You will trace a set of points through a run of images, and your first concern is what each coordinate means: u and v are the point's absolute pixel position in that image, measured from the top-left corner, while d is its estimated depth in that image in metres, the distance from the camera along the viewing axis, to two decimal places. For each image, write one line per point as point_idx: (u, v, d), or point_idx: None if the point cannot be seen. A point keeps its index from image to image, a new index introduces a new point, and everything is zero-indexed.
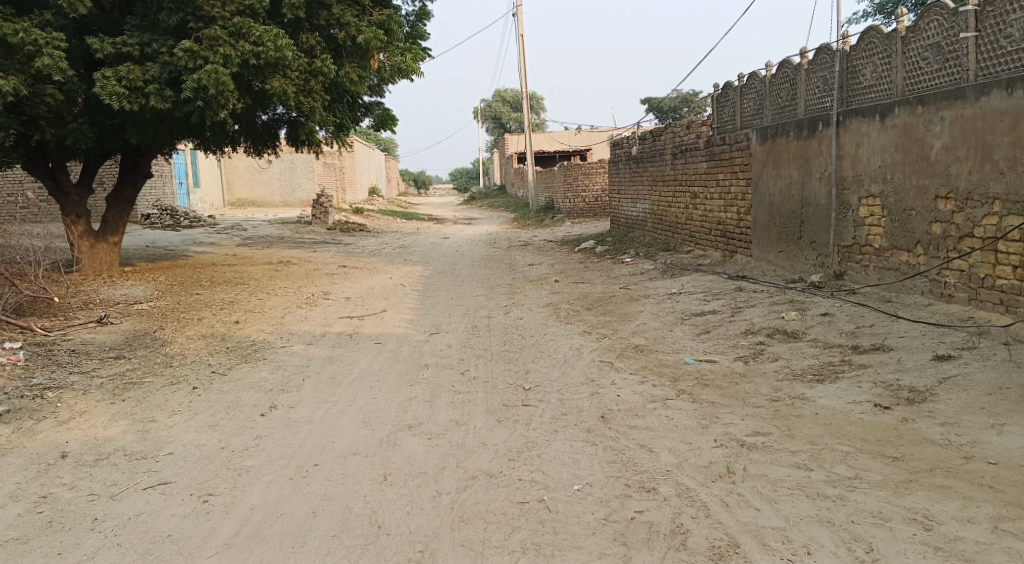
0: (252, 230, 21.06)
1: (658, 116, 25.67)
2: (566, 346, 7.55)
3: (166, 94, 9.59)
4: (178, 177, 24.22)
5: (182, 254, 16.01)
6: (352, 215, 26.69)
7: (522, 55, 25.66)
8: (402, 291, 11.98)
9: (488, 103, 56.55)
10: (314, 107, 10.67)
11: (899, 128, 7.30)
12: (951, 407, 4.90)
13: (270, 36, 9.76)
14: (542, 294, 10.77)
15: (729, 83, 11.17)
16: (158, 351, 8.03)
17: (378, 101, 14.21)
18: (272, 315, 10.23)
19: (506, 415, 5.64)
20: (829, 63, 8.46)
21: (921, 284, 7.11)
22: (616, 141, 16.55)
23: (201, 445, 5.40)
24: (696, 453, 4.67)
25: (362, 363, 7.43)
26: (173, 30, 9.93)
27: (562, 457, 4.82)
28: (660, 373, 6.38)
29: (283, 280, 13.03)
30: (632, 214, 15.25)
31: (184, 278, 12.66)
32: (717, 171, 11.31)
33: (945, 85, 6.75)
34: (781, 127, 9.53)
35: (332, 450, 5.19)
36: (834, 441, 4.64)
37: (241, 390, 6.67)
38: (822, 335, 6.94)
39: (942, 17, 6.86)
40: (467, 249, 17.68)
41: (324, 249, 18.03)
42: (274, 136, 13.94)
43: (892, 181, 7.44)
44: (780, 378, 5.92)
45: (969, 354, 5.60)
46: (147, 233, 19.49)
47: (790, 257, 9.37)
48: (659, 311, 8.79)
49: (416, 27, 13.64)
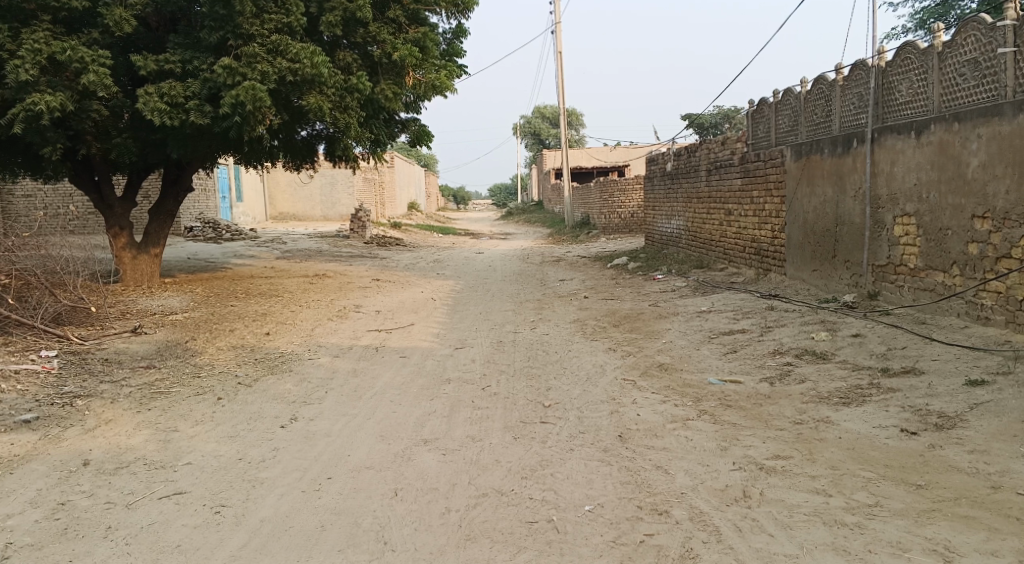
0: (291, 243, 21.36)
1: (696, 133, 25.51)
2: (590, 363, 7.48)
3: (205, 109, 9.78)
4: (222, 191, 24.69)
5: (220, 266, 16.27)
6: (390, 229, 26.90)
7: (560, 72, 25.73)
8: (432, 305, 12.03)
9: (528, 119, 56.70)
10: (350, 123, 10.76)
11: (935, 145, 7.14)
12: (981, 434, 4.74)
13: (307, 54, 9.86)
14: (571, 309, 10.72)
15: (763, 100, 11.05)
16: (188, 362, 8.15)
17: (415, 117, 14.34)
18: (302, 327, 10.33)
19: (523, 432, 5.60)
20: (865, 79, 8.32)
21: (957, 306, 6.92)
22: (651, 157, 16.46)
23: (219, 456, 5.45)
24: (713, 475, 4.58)
25: (385, 377, 7.45)
26: (213, 48, 10.15)
27: (576, 476, 4.76)
28: (683, 392, 6.29)
29: (316, 293, 13.16)
30: (667, 231, 15.13)
31: (220, 290, 12.85)
32: (752, 188, 11.17)
33: (983, 101, 6.59)
34: (815, 144, 9.38)
35: (346, 464, 5.20)
36: (856, 466, 4.51)
37: (264, 401, 6.73)
38: (852, 356, 6.78)
39: (980, 33, 6.70)
40: (500, 264, 17.70)
41: (359, 263, 18.20)
42: (312, 150, 14.13)
43: (928, 199, 7.27)
44: (805, 400, 5.79)
45: (1003, 379, 5.41)
46: (188, 245, 19.86)
47: (824, 276, 9.20)
48: (688, 328, 8.68)
49: (452, 44, 13.75)
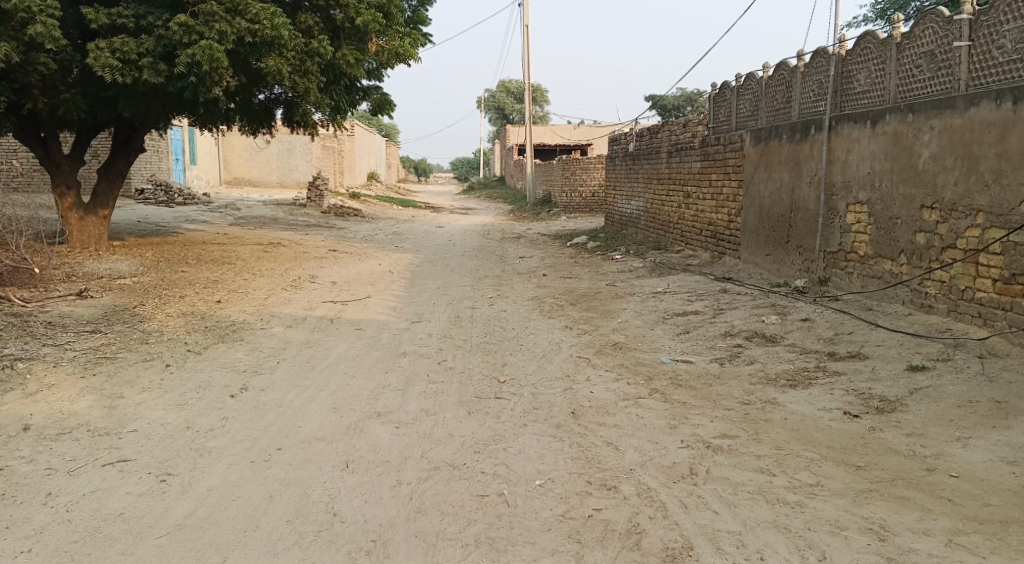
0: (246, 210, 20.98)
1: (659, 115, 25.65)
2: (546, 340, 7.53)
3: (160, 68, 9.52)
4: (175, 153, 24.13)
5: (172, 231, 15.93)
6: (347, 199, 26.58)
7: (526, 47, 25.61)
8: (390, 278, 11.95)
9: (492, 94, 56.30)
10: (310, 88, 10.57)
11: (889, 135, 7.28)
12: (919, 418, 4.89)
13: (267, 14, 9.70)
14: (529, 286, 10.76)
15: (726, 84, 11.12)
16: (136, 327, 8.00)
17: (376, 85, 14.15)
18: (255, 296, 10.20)
19: (477, 407, 5.62)
20: (825, 67, 8.43)
21: (903, 294, 7.09)
22: (613, 137, 16.51)
23: (166, 424, 5.38)
24: (662, 453, 4.66)
25: (338, 349, 7.41)
26: (169, 4, 9.86)
27: (528, 451, 4.80)
28: (636, 371, 6.37)
29: (271, 262, 12.97)
30: (627, 212, 15.21)
31: (171, 255, 12.61)
32: (711, 172, 11.28)
33: (937, 93, 6.73)
34: (774, 130, 9.50)
35: (297, 435, 5.17)
36: (800, 446, 4.63)
37: (214, 370, 6.65)
38: (800, 340, 6.93)
39: (937, 25, 6.82)
40: (460, 239, 17.64)
41: (316, 232, 17.99)
42: (270, 115, 13.88)
43: (880, 188, 7.42)
44: (753, 381, 5.91)
45: (943, 366, 5.58)
46: (139, 208, 19.41)
47: (776, 260, 9.36)
48: (643, 308, 8.76)
49: (417, 13, 13.59)
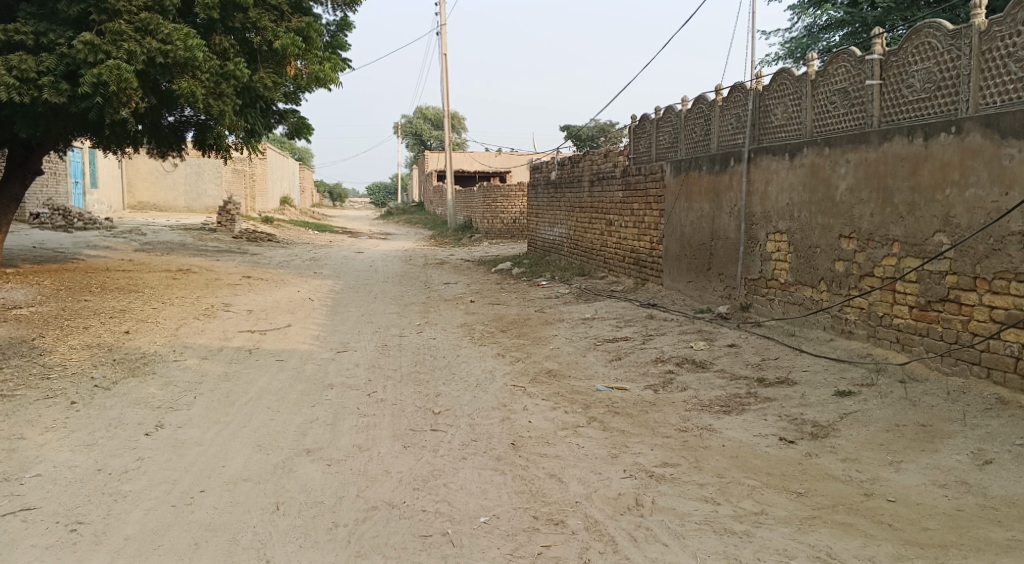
0: (152, 235, 20.14)
1: (576, 144, 26.07)
2: (478, 369, 7.42)
3: (62, 88, 9.07)
4: (74, 176, 23.05)
5: (72, 257, 15.12)
6: (260, 224, 25.89)
7: (445, 74, 25.67)
8: (310, 306, 11.62)
9: (409, 119, 56.08)
10: (225, 111, 10.18)
11: (807, 167, 7.52)
12: (851, 443, 4.99)
13: (180, 35, 9.36)
14: (456, 313, 10.64)
15: (645, 116, 11.34)
16: (35, 361, 7.49)
17: (294, 109, 13.86)
18: (166, 326, 9.73)
19: (412, 440, 5.46)
20: (742, 101, 8.68)
21: (823, 320, 7.29)
22: (534, 164, 16.61)
23: (75, 467, 5.02)
24: (606, 483, 4.61)
25: (260, 381, 7.11)
26: (72, 21, 9.41)
27: (469, 486, 4.67)
28: (572, 399, 6.32)
29: (182, 290, 12.44)
30: (549, 238, 15.29)
31: (72, 283, 11.95)
32: (633, 201, 11.45)
33: (852, 128, 6.99)
34: (694, 161, 9.72)
35: (221, 476, 4.90)
36: (740, 474, 4.66)
37: (126, 406, 6.27)
38: (728, 366, 7.04)
39: (850, 64, 7.09)
40: (381, 265, 17.37)
41: (228, 258, 17.41)
42: (181, 138, 13.40)
43: (799, 218, 7.65)
44: (688, 408, 5.94)
45: (868, 391, 5.74)
46: (35, 233, 18.38)
47: (699, 288, 9.53)
48: (572, 336, 8.76)
49: (336, 37, 13.40)
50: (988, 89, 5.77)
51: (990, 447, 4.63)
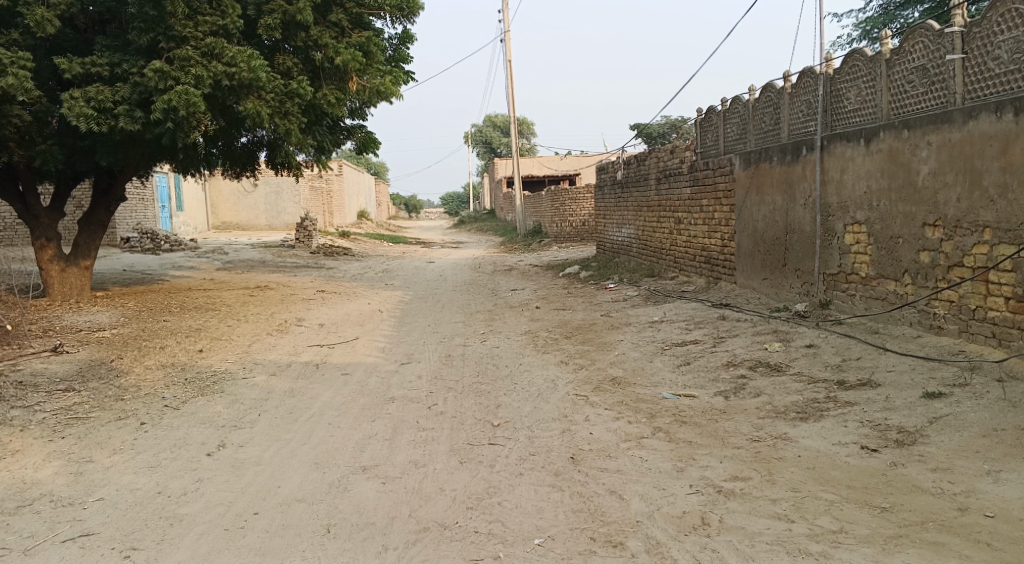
0: (233, 254, 20.65)
1: (645, 142, 25.58)
2: (541, 378, 7.19)
3: (135, 115, 9.26)
4: (160, 200, 23.86)
5: (157, 278, 15.57)
6: (335, 238, 26.28)
7: (510, 79, 25.60)
8: (378, 317, 11.61)
9: (479, 128, 56.43)
10: (290, 130, 10.24)
11: (885, 153, 7.04)
12: (942, 451, 4.56)
13: (244, 57, 9.41)
14: (523, 320, 10.44)
15: (712, 108, 10.92)
16: (112, 383, 7.63)
17: (360, 123, 13.92)
18: (239, 343, 9.84)
19: (469, 456, 5.27)
20: (813, 86, 8.22)
21: (909, 315, 6.79)
22: (600, 165, 16.27)
23: (136, 490, 5.01)
24: (670, 500, 4.32)
25: (323, 397, 7.06)
26: (143, 50, 9.64)
27: (524, 505, 4.45)
28: (637, 409, 6.03)
29: (256, 306, 12.63)
30: (618, 239, 14.95)
31: (153, 303, 12.26)
32: (702, 197, 11.04)
33: (932, 108, 6.50)
34: (764, 152, 9.27)
35: (276, 497, 4.81)
36: (817, 487, 4.29)
37: (192, 426, 6.28)
38: (807, 368, 6.62)
39: (928, 39, 6.60)
40: (450, 273, 17.33)
41: (304, 273, 17.70)
42: (252, 158, 13.62)
43: (878, 207, 7.16)
44: (761, 415, 5.57)
45: (960, 391, 5.26)
46: (124, 257, 19.06)
47: (774, 285, 9.08)
48: (640, 340, 8.44)
49: (398, 51, 13.42)
50: None
51: None
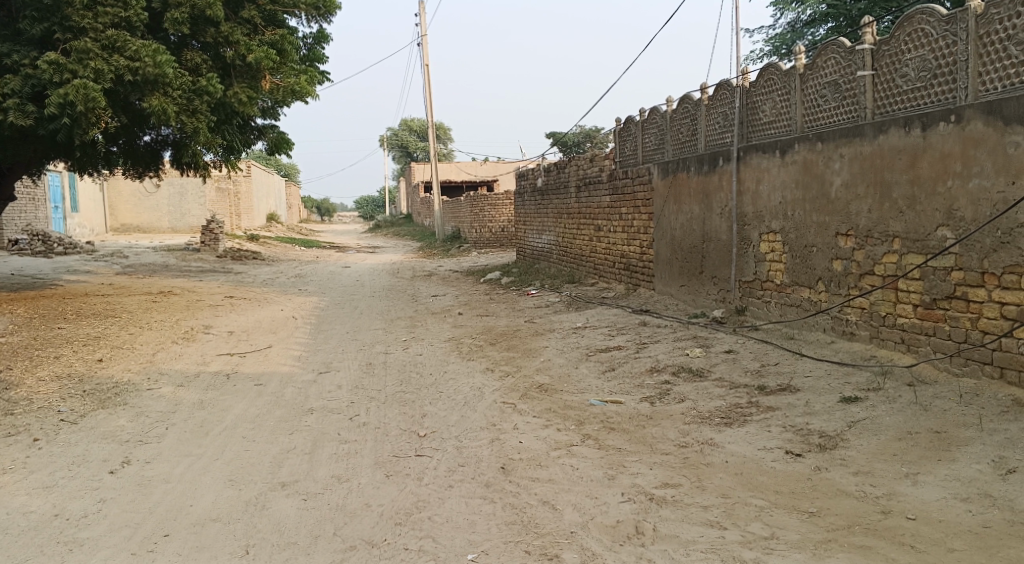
0: (134, 258, 19.72)
1: (562, 150, 25.83)
2: (466, 386, 7.09)
3: (28, 110, 8.69)
4: (53, 200, 22.62)
5: (50, 283, 14.71)
6: (244, 242, 25.46)
7: (427, 84, 25.42)
8: (293, 324, 11.27)
9: (394, 131, 55.77)
10: (199, 128, 9.81)
11: (799, 164, 7.24)
12: (862, 454, 4.69)
13: (148, 51, 8.98)
14: (444, 327, 10.30)
15: (630, 117, 11.06)
16: (1, 396, 7.11)
17: (273, 123, 13.51)
18: (142, 352, 9.36)
19: (396, 468, 5.12)
20: (729, 98, 8.41)
21: (822, 322, 7.00)
22: (520, 171, 16.28)
23: (30, 513, 4.65)
24: (603, 510, 4.30)
25: (237, 409, 6.76)
26: (37, 41, 9.09)
27: (455, 519, 4.34)
28: (565, 416, 6.00)
29: (160, 313, 12.06)
30: (538, 246, 14.97)
31: (46, 310, 11.55)
32: (621, 205, 11.16)
33: (844, 122, 6.72)
34: (682, 162, 9.43)
35: (187, 517, 4.55)
36: (746, 493, 4.35)
37: (92, 441, 5.90)
38: (727, 373, 6.73)
39: (840, 55, 6.82)
40: (367, 278, 17.01)
41: (211, 278, 17.06)
42: (158, 157, 13.04)
43: (793, 217, 7.36)
44: (687, 421, 5.62)
45: (875, 396, 5.43)
46: (13, 260, 17.94)
47: (691, 292, 9.24)
48: (564, 346, 8.44)
49: (313, 50, 13.09)
50: (987, 75, 5.51)
51: (1011, 455, 4.33)
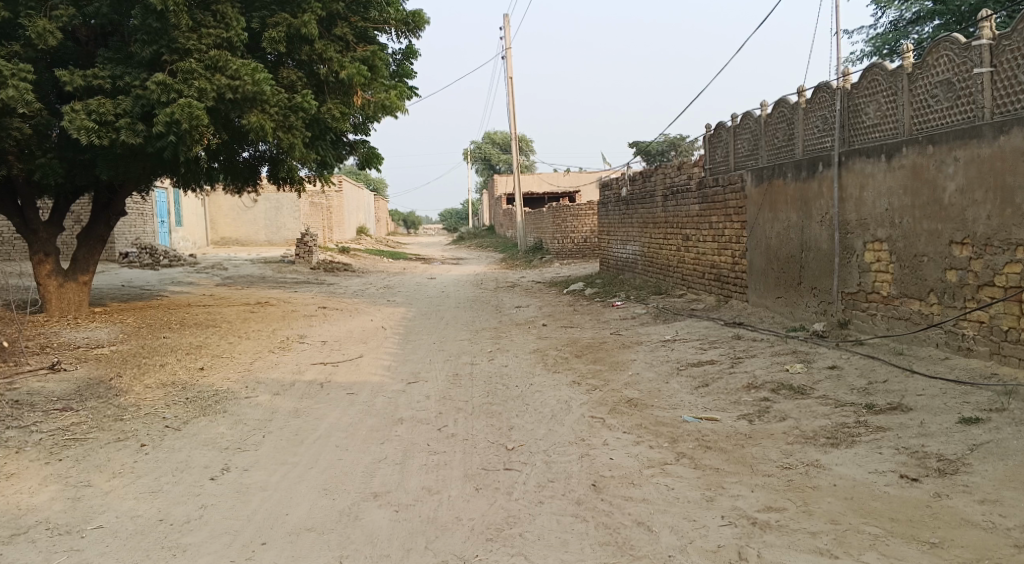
0: (232, 269, 20.41)
1: (646, 160, 25.55)
2: (554, 398, 6.96)
3: (138, 128, 9.05)
4: (160, 215, 23.67)
5: (155, 294, 15.33)
6: (336, 254, 26.09)
7: (512, 96, 25.53)
8: (382, 335, 11.39)
9: (478, 145, 56.31)
10: (294, 144, 10.03)
11: (908, 169, 6.84)
12: (988, 481, 4.34)
13: (247, 70, 9.24)
14: (530, 338, 10.21)
15: (721, 124, 10.77)
16: (110, 403, 7.38)
17: (363, 138, 13.73)
18: (240, 361, 9.59)
19: (486, 482, 5.03)
20: (829, 101, 8.04)
21: (935, 336, 6.58)
22: (604, 181, 16.08)
23: (136, 517, 4.75)
24: (702, 533, 4.13)
25: (330, 418, 6.81)
26: (146, 63, 9.43)
27: (548, 537, 4.22)
28: (657, 433, 5.79)
29: (257, 323, 12.39)
30: (623, 256, 14.75)
31: (153, 320, 12.00)
32: (711, 214, 10.85)
33: (959, 123, 6.31)
34: (777, 168, 9.08)
35: (283, 526, 4.56)
36: (858, 520, 4.11)
37: (193, 448, 6.03)
38: (832, 391, 6.37)
39: (953, 52, 6.43)
40: (452, 290, 17.12)
41: (304, 289, 17.49)
42: (254, 173, 13.42)
43: (901, 225, 6.95)
44: (790, 440, 5.33)
45: (999, 417, 5.03)
46: (123, 272, 18.80)
47: (789, 304, 8.86)
48: (654, 360, 8.20)
49: (402, 66, 13.27)
50: None
51: None
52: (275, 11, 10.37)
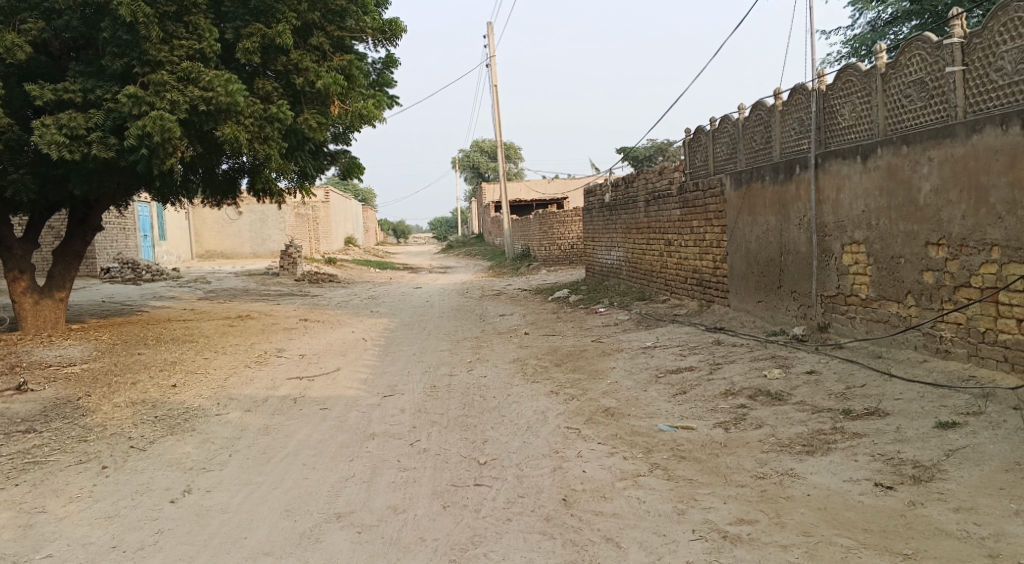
0: (216, 283, 20.22)
1: (631, 165, 25.58)
2: (530, 409, 6.83)
3: (110, 142, 8.89)
4: (143, 230, 23.46)
5: (136, 310, 15.14)
6: (321, 265, 25.92)
7: (496, 104, 25.50)
8: (362, 347, 11.23)
9: (466, 153, 56.22)
10: (271, 155, 9.83)
11: (883, 170, 6.75)
12: (964, 488, 4.25)
13: (221, 81, 9.05)
14: (510, 348, 10.07)
15: (700, 128, 10.69)
16: (76, 423, 7.20)
17: (343, 149, 13.60)
18: (214, 377, 9.41)
19: (453, 499, 4.89)
20: (805, 103, 7.96)
21: (913, 339, 6.48)
22: (587, 188, 15.99)
23: (88, 545, 4.59)
24: (671, 549, 4.02)
25: (300, 434, 6.65)
26: (118, 76, 9.26)
27: (512, 557, 4.10)
28: (632, 443, 5.67)
29: (236, 337, 12.20)
30: (607, 262, 14.63)
31: (129, 336, 11.80)
32: (691, 219, 10.76)
33: (932, 123, 6.23)
34: (755, 172, 8.99)
35: (241, 550, 4.41)
36: (831, 531, 4.01)
37: (157, 469, 5.87)
38: (810, 396, 6.26)
39: (925, 52, 6.35)
40: (437, 299, 16.99)
41: (287, 302, 17.34)
42: (234, 185, 13.26)
43: (877, 226, 6.86)
44: (765, 449, 5.22)
45: (976, 421, 4.92)
46: (103, 287, 18.57)
47: (770, 308, 8.74)
48: (633, 367, 8.08)
49: (381, 75, 13.16)
50: None
51: None
52: (249, 21, 10.20)
